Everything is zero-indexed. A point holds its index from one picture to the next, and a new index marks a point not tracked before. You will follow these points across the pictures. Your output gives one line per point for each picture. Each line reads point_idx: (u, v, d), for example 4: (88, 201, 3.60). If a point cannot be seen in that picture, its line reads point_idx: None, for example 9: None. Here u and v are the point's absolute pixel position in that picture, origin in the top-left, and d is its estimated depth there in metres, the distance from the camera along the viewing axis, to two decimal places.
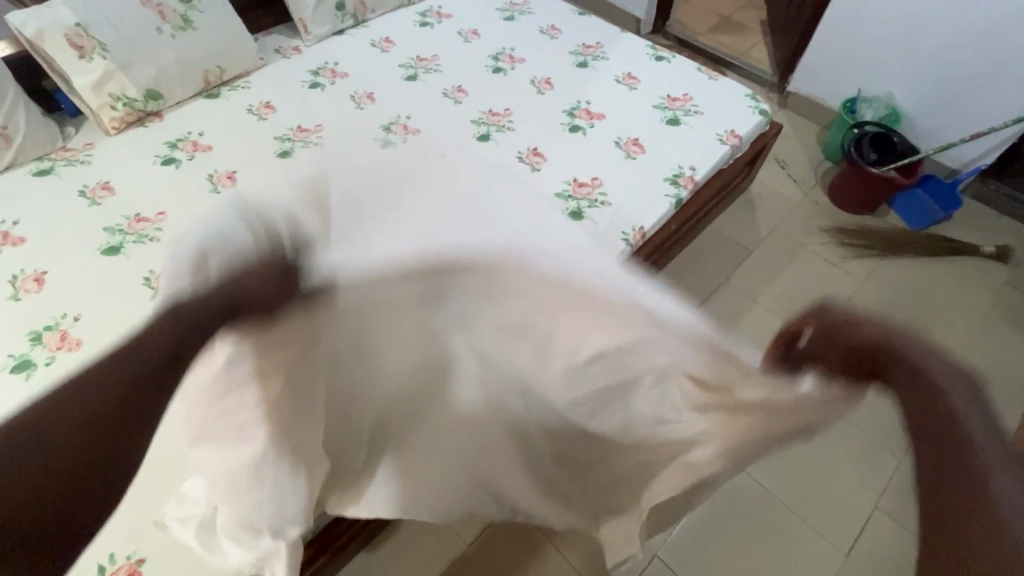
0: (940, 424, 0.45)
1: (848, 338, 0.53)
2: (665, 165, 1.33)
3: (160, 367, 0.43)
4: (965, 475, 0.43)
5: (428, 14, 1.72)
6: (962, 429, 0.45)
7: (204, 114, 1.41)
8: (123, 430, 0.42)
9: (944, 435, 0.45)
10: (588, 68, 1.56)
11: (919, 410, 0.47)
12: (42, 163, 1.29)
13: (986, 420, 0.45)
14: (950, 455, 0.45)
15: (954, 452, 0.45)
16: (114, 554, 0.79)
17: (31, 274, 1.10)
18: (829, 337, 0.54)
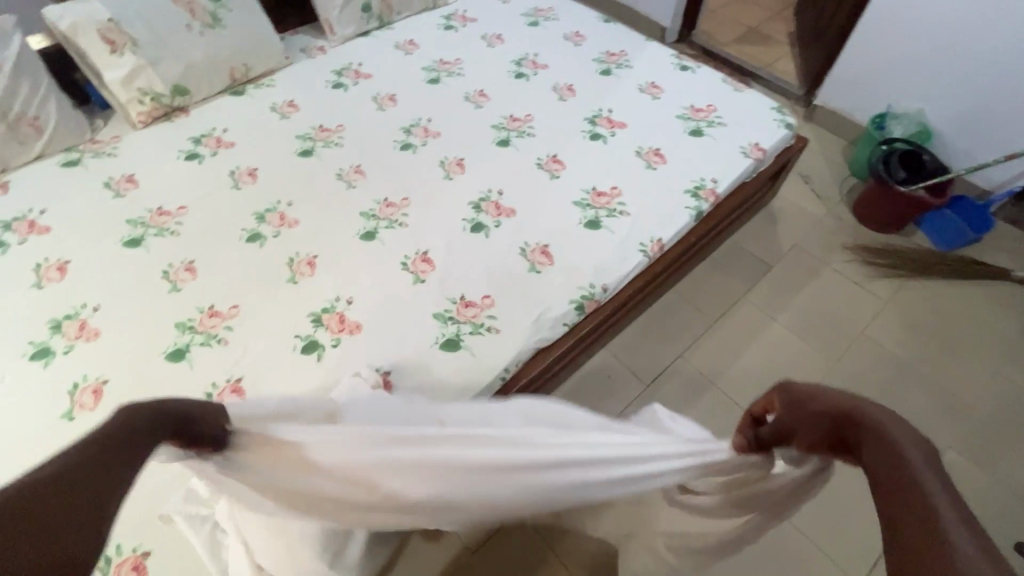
0: (901, 489, 0.44)
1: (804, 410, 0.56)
2: (686, 176, 1.30)
3: (142, 437, 0.50)
4: (930, 546, 0.41)
5: (453, 17, 1.72)
6: (923, 496, 0.43)
7: (229, 110, 1.42)
8: (116, 477, 0.45)
9: (893, 491, 0.45)
10: (612, 76, 1.55)
11: (882, 473, 0.46)
12: (70, 154, 1.31)
13: (945, 486, 0.43)
14: (902, 511, 0.43)
15: (917, 521, 0.42)
16: (120, 545, 0.80)
17: (54, 263, 1.12)
18: (791, 404, 0.57)
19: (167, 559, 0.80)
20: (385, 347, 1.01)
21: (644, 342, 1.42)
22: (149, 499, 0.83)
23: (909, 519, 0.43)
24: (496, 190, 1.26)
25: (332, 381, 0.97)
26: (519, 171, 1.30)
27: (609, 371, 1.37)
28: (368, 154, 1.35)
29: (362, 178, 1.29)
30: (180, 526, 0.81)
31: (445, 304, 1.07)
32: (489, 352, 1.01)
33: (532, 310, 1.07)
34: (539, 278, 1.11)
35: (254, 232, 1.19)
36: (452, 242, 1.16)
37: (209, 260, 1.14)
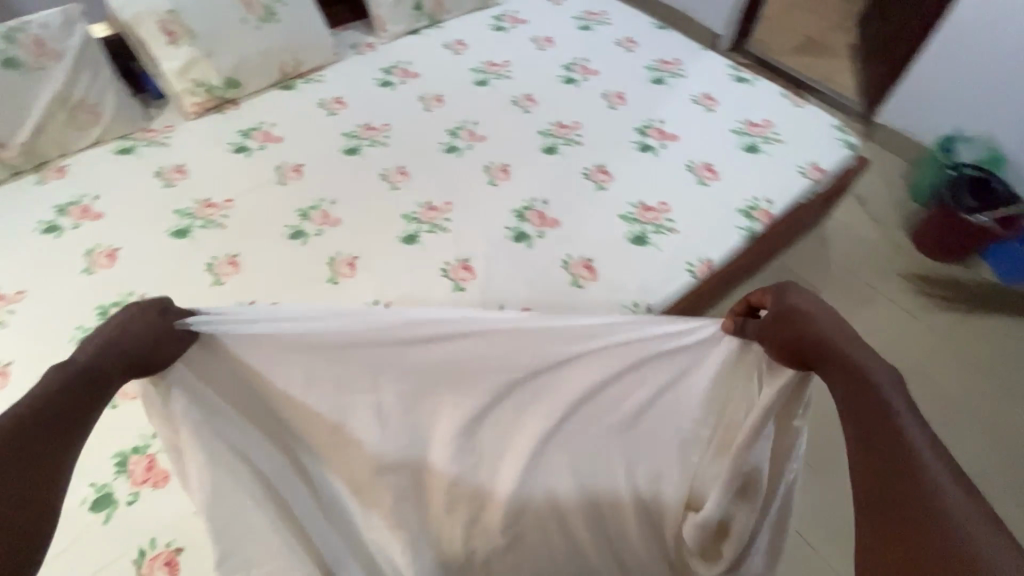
0: (877, 397, 0.58)
1: (795, 320, 0.69)
2: (739, 195, 1.25)
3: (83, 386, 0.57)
4: (896, 434, 0.54)
5: (503, 18, 1.70)
6: (888, 400, 0.57)
7: (278, 105, 1.43)
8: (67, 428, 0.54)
9: (880, 412, 0.57)
10: (664, 85, 1.50)
11: (858, 385, 0.60)
12: (124, 142, 1.34)
13: (906, 398, 0.58)
14: (886, 431, 0.55)
15: (886, 418, 0.56)
16: (154, 540, 0.81)
17: (104, 250, 1.14)
18: (791, 315, 0.69)
19: (198, 557, 0.80)
20: None
21: None
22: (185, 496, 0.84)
23: (891, 435, 0.54)
24: (540, 199, 1.24)
25: None
26: (565, 180, 1.27)
27: None
28: (412, 154, 1.33)
29: (406, 179, 1.28)
30: None
31: (484, 315, 1.05)
32: None
33: None
34: (582, 294, 1.08)
35: (298, 229, 1.19)
36: (494, 251, 1.14)
37: (252, 255, 1.15)
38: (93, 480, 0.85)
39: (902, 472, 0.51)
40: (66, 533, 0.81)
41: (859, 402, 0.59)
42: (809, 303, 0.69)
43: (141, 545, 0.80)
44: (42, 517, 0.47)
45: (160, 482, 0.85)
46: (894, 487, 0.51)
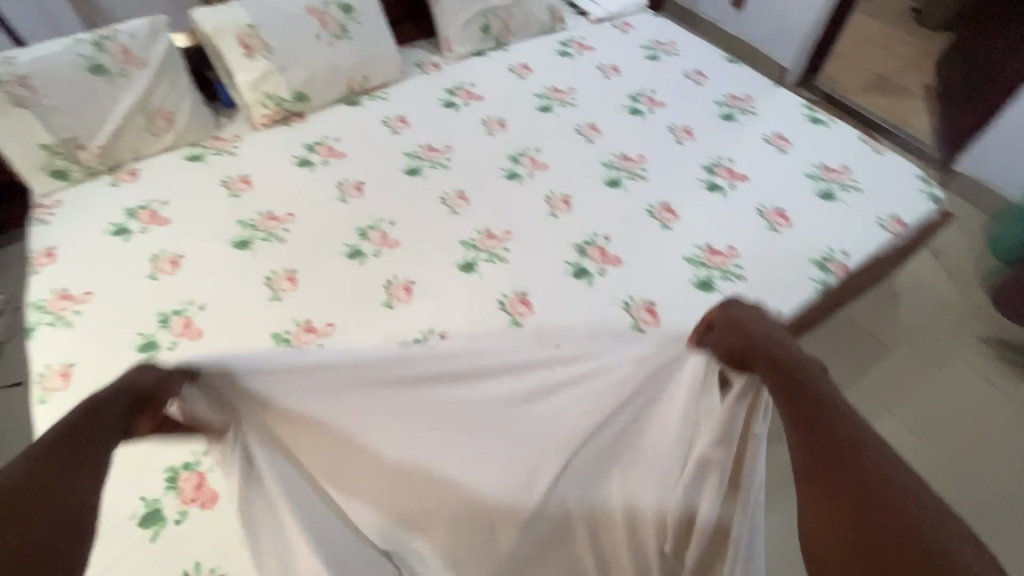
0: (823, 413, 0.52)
1: (747, 330, 0.65)
2: (813, 244, 1.19)
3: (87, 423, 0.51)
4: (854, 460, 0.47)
5: (570, 43, 1.68)
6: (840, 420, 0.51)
7: (343, 120, 1.44)
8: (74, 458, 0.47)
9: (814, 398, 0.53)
10: (734, 122, 1.45)
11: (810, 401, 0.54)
12: (194, 149, 1.37)
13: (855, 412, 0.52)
14: (831, 426, 0.50)
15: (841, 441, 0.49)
16: (198, 563, 0.79)
17: (168, 257, 1.16)
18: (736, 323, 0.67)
19: None
20: None
21: None
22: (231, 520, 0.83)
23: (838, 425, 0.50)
24: (601, 234, 1.20)
25: None
26: (627, 216, 1.23)
27: None
28: (473, 179, 1.32)
29: (465, 205, 1.27)
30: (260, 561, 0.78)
31: None
32: None
33: None
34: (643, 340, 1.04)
35: (356, 248, 1.19)
36: (552, 286, 1.11)
37: (310, 272, 1.14)
38: (144, 493, 0.85)
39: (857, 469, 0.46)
40: (116, 546, 0.81)
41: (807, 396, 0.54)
42: (753, 313, 0.67)
43: (185, 568, 0.79)
44: (72, 540, 0.43)
45: (207, 503, 0.84)
46: (864, 526, 0.44)
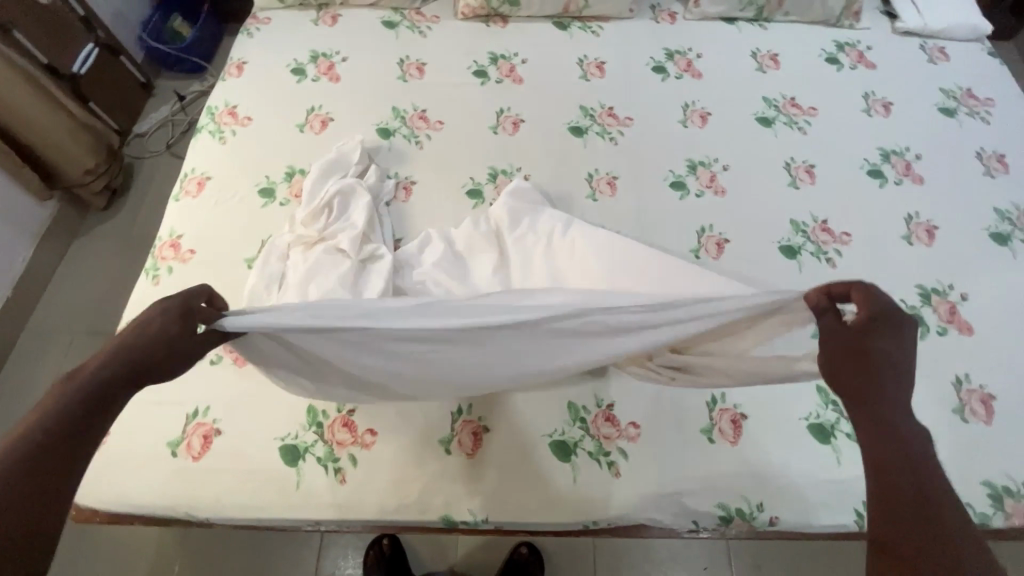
0: (893, 426, 0.58)
1: (868, 339, 0.61)
2: (998, 461, 0.86)
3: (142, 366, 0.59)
4: (900, 448, 0.57)
5: (846, 50, 1.29)
6: (894, 416, 0.59)
7: (542, 42, 1.30)
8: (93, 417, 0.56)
9: (883, 411, 0.59)
10: (1005, 247, 1.04)
11: (879, 410, 0.59)
12: (393, 15, 1.34)
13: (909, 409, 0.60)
14: (889, 429, 0.58)
15: (897, 442, 0.58)
16: (207, 409, 0.86)
17: (419, 113, 1.20)
18: (863, 333, 0.60)
19: (227, 451, 0.84)
20: (498, 396, 0.88)
21: (776, 569, 1.06)
22: (245, 386, 0.88)
23: (886, 383, 0.60)
24: None
25: (431, 407, 0.87)
26: None
27: (709, 563, 1.07)
28: (636, 168, 1.13)
29: (609, 194, 1.10)
30: (253, 442, 0.84)
31: (587, 401, 0.88)
32: (594, 490, 0.83)
33: (670, 479, 0.83)
34: (705, 451, 0.85)
35: (478, 188, 1.11)
36: None
37: (426, 189, 1.11)
38: None
39: (906, 466, 0.56)
40: None
41: (856, 367, 0.61)
42: (888, 346, 0.61)
43: (195, 407, 0.87)
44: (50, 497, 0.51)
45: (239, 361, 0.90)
46: (906, 496, 0.55)
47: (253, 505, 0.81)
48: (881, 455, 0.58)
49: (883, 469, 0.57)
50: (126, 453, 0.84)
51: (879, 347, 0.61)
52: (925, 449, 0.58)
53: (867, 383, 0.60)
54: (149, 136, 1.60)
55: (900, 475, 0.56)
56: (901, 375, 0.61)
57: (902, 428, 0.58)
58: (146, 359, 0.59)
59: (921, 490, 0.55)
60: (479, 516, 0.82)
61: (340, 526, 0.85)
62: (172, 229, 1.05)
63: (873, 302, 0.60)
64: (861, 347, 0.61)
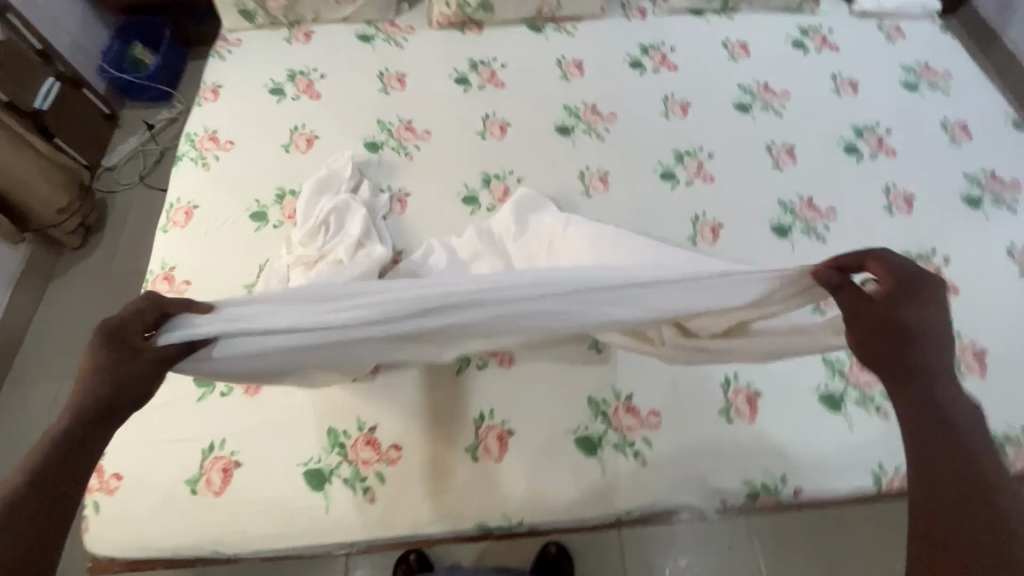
0: (937, 405, 0.56)
1: (900, 310, 0.58)
2: (996, 412, 0.90)
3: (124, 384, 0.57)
4: (943, 428, 0.55)
5: (810, 34, 1.35)
6: (936, 394, 0.57)
7: (519, 46, 1.31)
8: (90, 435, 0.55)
9: (923, 389, 0.57)
10: (978, 210, 1.10)
11: (919, 389, 0.57)
12: (367, 28, 1.33)
13: (952, 384, 0.57)
14: (932, 409, 0.56)
15: (939, 421, 0.56)
16: (224, 442, 0.84)
17: (405, 124, 1.20)
18: (891, 302, 0.59)
19: (250, 482, 0.82)
20: (518, 398, 0.89)
21: (796, 540, 1.09)
22: (260, 415, 0.86)
23: (926, 360, 0.57)
24: None
25: (452, 416, 0.87)
26: None
27: (732, 541, 1.09)
28: (625, 162, 1.16)
29: (602, 190, 1.12)
30: (276, 471, 0.83)
31: (606, 394, 0.89)
32: (623, 481, 0.84)
33: (696, 461, 0.85)
34: (726, 431, 0.87)
35: (472, 194, 1.12)
36: None
37: (421, 200, 1.11)
38: None
39: (954, 443, 0.55)
40: (171, 388, 0.88)
41: (890, 342, 0.58)
42: (924, 319, 0.58)
43: (211, 440, 0.84)
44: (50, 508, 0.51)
45: (251, 390, 0.88)
46: (951, 479, 0.53)
47: (284, 534, 0.80)
48: (924, 437, 0.56)
49: (927, 449, 0.55)
50: (144, 495, 0.81)
51: (914, 317, 0.58)
52: (970, 427, 0.56)
53: (906, 360, 0.57)
54: (120, 169, 1.55)
55: (949, 453, 0.54)
56: (939, 344, 0.58)
57: (947, 402, 0.56)
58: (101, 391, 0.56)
59: (966, 472, 0.53)
60: (514, 518, 0.82)
61: (372, 545, 0.84)
62: (164, 261, 1.02)
63: (886, 268, 0.62)
64: (891, 316, 0.59)
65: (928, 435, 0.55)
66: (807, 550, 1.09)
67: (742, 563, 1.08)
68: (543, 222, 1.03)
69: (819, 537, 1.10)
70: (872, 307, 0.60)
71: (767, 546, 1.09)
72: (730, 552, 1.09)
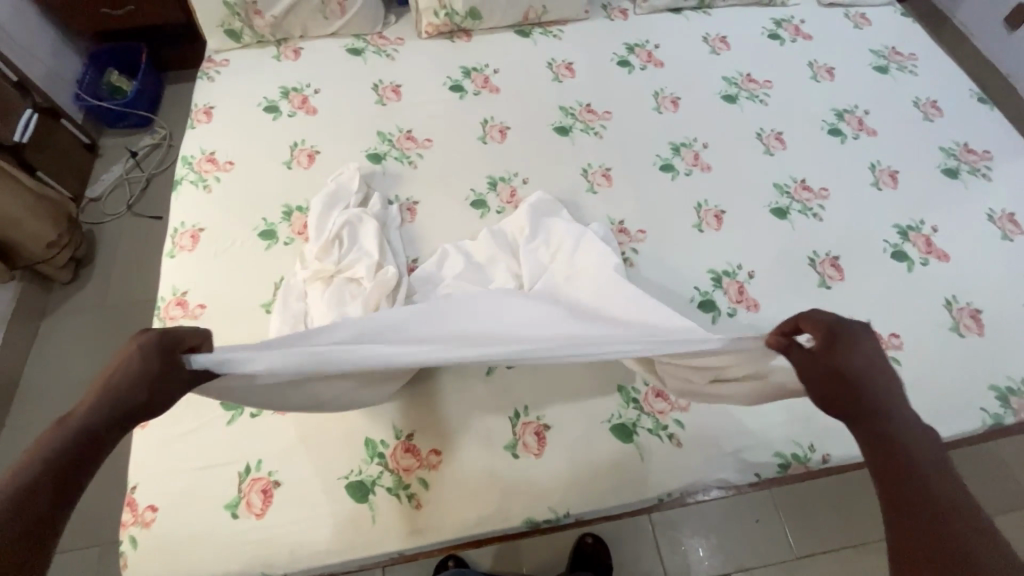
0: (890, 443, 0.54)
1: (835, 361, 0.57)
2: (997, 365, 0.96)
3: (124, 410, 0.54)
4: (903, 467, 0.52)
5: (784, 25, 1.41)
6: (889, 432, 0.54)
7: (509, 51, 1.34)
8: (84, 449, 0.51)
9: (877, 426, 0.55)
10: (957, 180, 1.17)
11: (874, 428, 0.55)
12: (357, 42, 1.34)
13: (908, 420, 0.55)
14: (890, 448, 0.53)
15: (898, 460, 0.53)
16: (260, 462, 0.83)
17: (406, 134, 1.21)
18: (826, 351, 0.58)
19: (293, 501, 0.81)
20: (551, 391, 0.90)
21: (820, 508, 1.13)
22: (295, 431, 0.85)
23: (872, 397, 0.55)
24: (746, 269, 1.05)
25: (489, 416, 0.88)
26: (782, 257, 1.07)
27: (759, 515, 1.13)
28: (624, 157, 1.19)
29: (606, 185, 1.15)
30: (318, 488, 0.82)
31: (635, 381, 0.92)
32: (661, 463, 0.86)
33: (728, 439, 0.88)
34: (753, 406, 0.90)
35: (481, 198, 1.13)
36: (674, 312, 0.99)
37: (431, 207, 1.12)
38: None
39: (938, 519, 0.49)
40: (200, 416, 0.86)
41: (834, 387, 0.57)
42: (859, 363, 0.56)
43: (248, 462, 0.83)
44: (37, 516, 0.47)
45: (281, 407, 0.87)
46: (919, 525, 0.49)
47: (332, 550, 0.79)
48: (885, 475, 0.53)
49: (892, 491, 0.51)
50: (186, 526, 0.79)
51: (850, 364, 0.56)
52: (937, 463, 0.52)
53: (854, 403, 0.56)
54: (105, 199, 1.50)
55: (920, 512, 0.49)
56: (882, 383, 0.56)
57: (904, 440, 0.54)
58: (132, 402, 0.54)
59: (935, 511, 0.49)
60: (560, 511, 0.84)
61: (419, 552, 0.84)
62: (175, 286, 1.00)
63: (816, 324, 0.59)
64: (831, 368, 0.57)
65: (905, 513, 0.50)
66: (830, 516, 1.13)
67: (770, 535, 1.11)
68: (553, 222, 1.05)
69: (839, 502, 1.14)
70: (816, 364, 0.58)
71: (792, 516, 1.13)
72: (759, 526, 1.12)
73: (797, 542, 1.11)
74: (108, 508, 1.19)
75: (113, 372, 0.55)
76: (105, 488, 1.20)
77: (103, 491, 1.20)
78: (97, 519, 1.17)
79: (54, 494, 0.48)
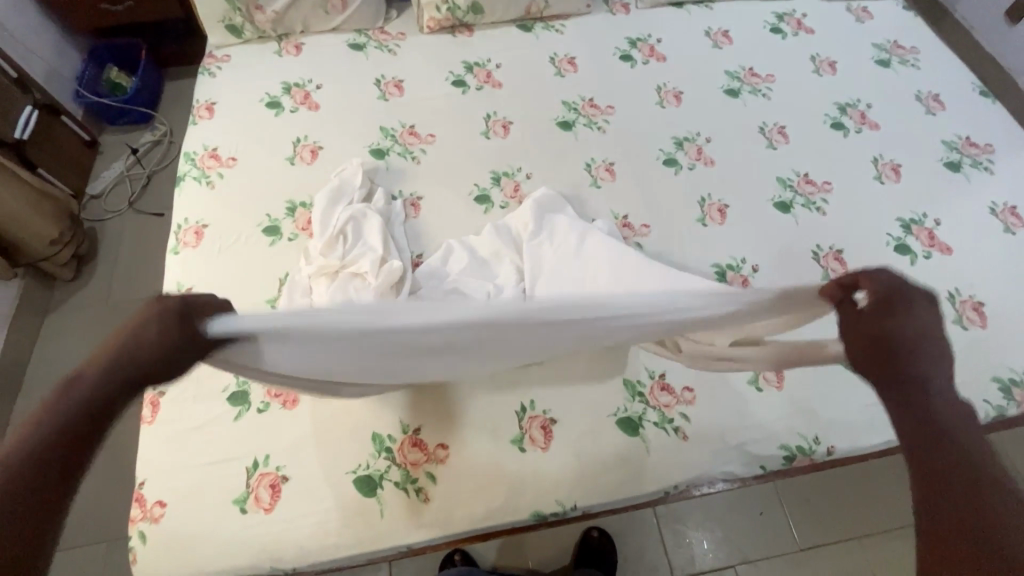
0: (932, 414, 0.51)
1: (884, 326, 0.54)
2: (999, 357, 0.97)
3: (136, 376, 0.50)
4: (941, 441, 0.50)
5: (786, 19, 1.41)
6: (931, 402, 0.51)
7: (511, 46, 1.33)
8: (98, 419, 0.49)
9: (919, 395, 0.52)
10: (959, 173, 1.17)
11: (915, 397, 0.52)
12: (358, 37, 1.33)
13: (951, 391, 0.52)
14: (930, 420, 0.51)
15: (936, 433, 0.50)
16: (268, 458, 0.83)
17: (409, 129, 1.20)
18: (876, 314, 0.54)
19: (301, 495, 0.81)
20: (557, 386, 0.90)
21: (822, 501, 1.14)
22: (302, 427, 0.86)
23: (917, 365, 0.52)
24: (749, 263, 1.05)
25: (495, 410, 0.88)
26: (785, 251, 1.07)
27: (763, 508, 1.13)
28: (627, 152, 1.19)
29: (610, 180, 1.15)
30: (326, 483, 0.82)
31: (640, 375, 0.92)
32: (667, 456, 0.87)
33: (734, 432, 0.88)
34: (758, 400, 0.91)
35: (484, 193, 1.13)
36: None
37: (434, 202, 1.12)
38: None
39: (972, 493, 0.47)
40: (206, 412, 0.86)
41: (875, 353, 0.54)
42: (911, 331, 0.53)
43: (256, 458, 0.83)
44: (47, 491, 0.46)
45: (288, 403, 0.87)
46: (952, 501, 0.47)
47: (341, 543, 0.80)
48: (918, 448, 0.51)
49: (927, 464, 0.50)
50: (194, 521, 0.79)
51: (900, 330, 0.53)
52: (979, 438, 0.50)
53: (897, 369, 0.53)
54: (106, 197, 1.50)
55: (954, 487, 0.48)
56: (931, 353, 0.53)
57: (946, 411, 0.51)
58: (147, 368, 0.50)
59: (969, 487, 0.47)
60: (568, 504, 0.84)
61: (427, 545, 0.85)
62: (179, 283, 1.00)
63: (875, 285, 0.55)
64: (877, 332, 0.54)
65: (936, 487, 0.49)
66: (832, 509, 1.14)
67: (773, 528, 1.12)
68: (558, 216, 1.05)
69: (842, 496, 1.15)
70: (861, 322, 0.55)
71: (795, 509, 1.14)
72: (762, 519, 1.13)
73: (800, 535, 1.11)
74: (111, 507, 1.19)
75: (128, 334, 0.50)
76: (110, 487, 1.21)
77: (107, 488, 1.21)
78: (101, 517, 1.18)
79: (65, 469, 0.47)
